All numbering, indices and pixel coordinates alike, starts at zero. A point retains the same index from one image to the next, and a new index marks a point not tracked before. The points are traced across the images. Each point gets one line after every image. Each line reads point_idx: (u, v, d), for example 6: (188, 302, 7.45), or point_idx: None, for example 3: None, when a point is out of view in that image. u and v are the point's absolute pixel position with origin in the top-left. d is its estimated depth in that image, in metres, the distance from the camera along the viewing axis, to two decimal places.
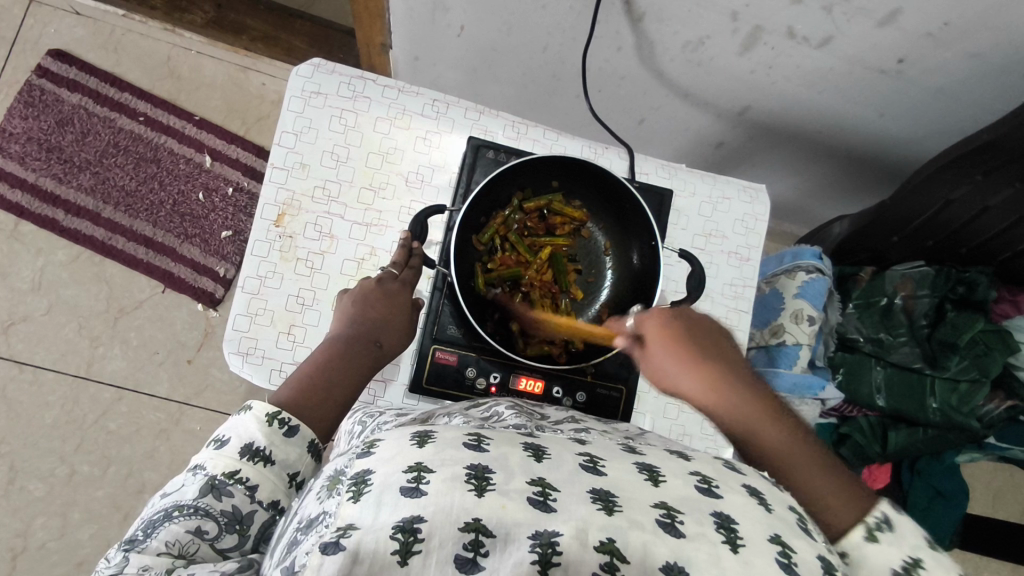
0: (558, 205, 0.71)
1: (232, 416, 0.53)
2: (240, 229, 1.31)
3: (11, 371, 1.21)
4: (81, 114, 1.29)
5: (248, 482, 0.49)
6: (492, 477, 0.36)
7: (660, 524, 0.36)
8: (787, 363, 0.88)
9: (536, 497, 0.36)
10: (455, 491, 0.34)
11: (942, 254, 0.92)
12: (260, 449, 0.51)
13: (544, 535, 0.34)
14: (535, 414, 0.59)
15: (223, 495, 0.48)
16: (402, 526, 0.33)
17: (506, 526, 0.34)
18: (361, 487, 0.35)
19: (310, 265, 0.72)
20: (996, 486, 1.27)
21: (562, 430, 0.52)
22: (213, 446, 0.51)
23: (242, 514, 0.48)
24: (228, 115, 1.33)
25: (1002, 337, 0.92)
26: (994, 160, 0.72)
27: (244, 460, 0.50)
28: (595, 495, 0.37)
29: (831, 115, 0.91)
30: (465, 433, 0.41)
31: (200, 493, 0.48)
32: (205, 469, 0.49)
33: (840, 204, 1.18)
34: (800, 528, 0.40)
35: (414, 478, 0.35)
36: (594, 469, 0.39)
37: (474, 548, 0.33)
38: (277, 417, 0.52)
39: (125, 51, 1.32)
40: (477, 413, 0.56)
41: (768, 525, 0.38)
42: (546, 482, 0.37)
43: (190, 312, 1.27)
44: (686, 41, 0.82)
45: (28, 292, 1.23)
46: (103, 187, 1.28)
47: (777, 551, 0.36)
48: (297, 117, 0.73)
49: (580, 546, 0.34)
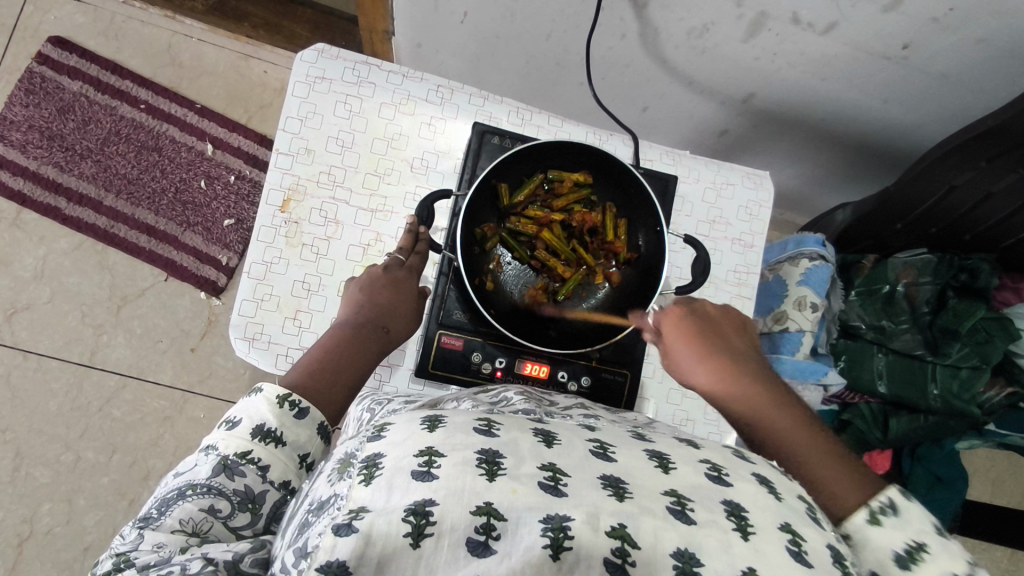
0: (556, 176, 0.70)
1: (243, 397, 0.53)
2: (242, 217, 1.31)
3: (16, 359, 1.21)
4: (82, 102, 1.28)
5: (259, 462, 0.49)
6: (502, 462, 0.37)
7: (670, 511, 0.37)
8: (791, 349, 0.87)
9: (547, 482, 0.36)
10: (466, 475, 0.35)
11: (945, 242, 0.93)
12: (271, 430, 0.51)
13: (556, 519, 0.34)
14: (544, 401, 0.59)
15: (236, 475, 0.48)
16: (414, 509, 0.33)
17: (517, 509, 0.35)
18: (372, 470, 0.36)
19: (315, 250, 0.72)
20: (995, 472, 1.28)
21: (570, 416, 0.52)
22: (225, 427, 0.51)
23: (255, 494, 0.48)
24: (230, 103, 1.33)
25: (1002, 324, 0.91)
26: (995, 148, 0.72)
27: (256, 441, 0.50)
28: (606, 481, 0.37)
29: (836, 103, 0.91)
30: (476, 418, 0.41)
31: (213, 472, 0.48)
32: (218, 449, 0.50)
33: (842, 192, 1.18)
34: (811, 517, 0.40)
35: (425, 462, 0.36)
36: (605, 456, 0.40)
37: (486, 532, 0.34)
38: (288, 399, 0.52)
39: (126, 38, 1.32)
40: (485, 398, 0.58)
41: (779, 513, 0.38)
42: (555, 467, 0.38)
43: (193, 301, 1.28)
44: (691, 28, 0.82)
45: (31, 280, 1.23)
46: (105, 175, 1.28)
47: (788, 539, 0.37)
48: (302, 103, 0.73)
49: (592, 532, 0.35)
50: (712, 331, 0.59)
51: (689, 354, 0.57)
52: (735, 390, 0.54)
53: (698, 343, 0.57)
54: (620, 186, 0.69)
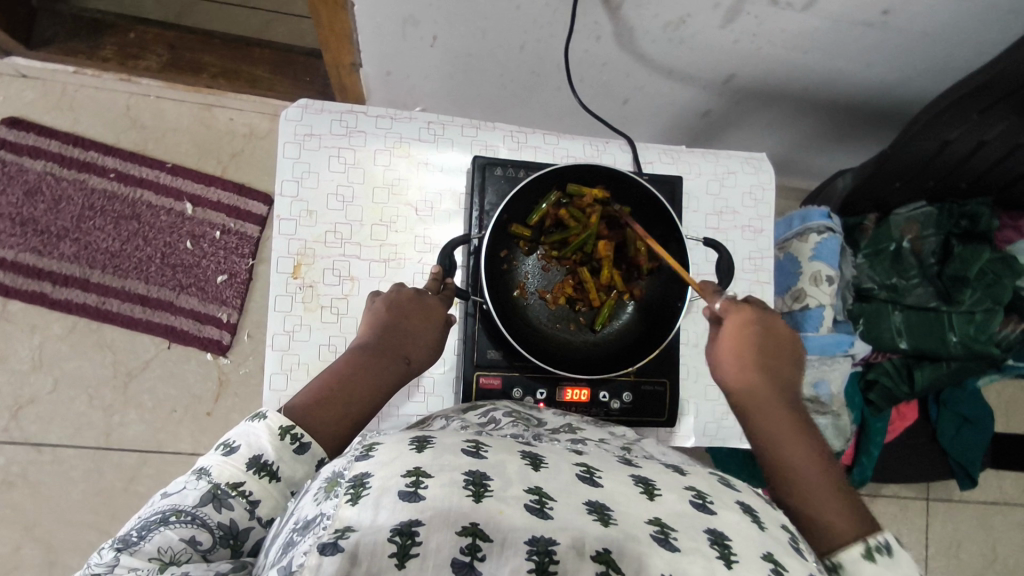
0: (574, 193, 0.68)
1: (243, 424, 0.53)
2: (235, 271, 1.28)
3: (30, 455, 1.18)
4: (48, 181, 1.24)
5: (250, 496, 0.48)
6: (489, 483, 0.37)
7: (655, 539, 0.37)
8: (814, 326, 0.90)
9: (533, 504, 0.37)
10: (454, 496, 0.35)
11: (942, 194, 0.94)
12: (267, 463, 0.50)
13: (541, 543, 0.35)
14: (533, 420, 0.59)
15: (224, 507, 0.47)
16: (400, 528, 0.33)
17: (503, 530, 0.35)
18: (359, 490, 0.35)
19: (335, 311, 0.71)
20: (1008, 396, 1.31)
21: (559, 440, 0.52)
22: (222, 452, 0.50)
23: (238, 530, 0.46)
24: (202, 156, 1.29)
25: (1007, 262, 0.94)
26: (990, 98, 0.73)
27: (250, 472, 0.49)
28: (591, 507, 0.38)
29: (816, 71, 0.91)
30: (464, 440, 0.42)
31: (201, 501, 0.47)
32: (210, 475, 0.48)
33: (827, 151, 1.19)
34: (792, 547, 0.43)
35: (412, 483, 0.36)
36: (591, 480, 0.41)
37: (471, 553, 0.34)
38: (288, 432, 0.52)
39: (81, 107, 1.27)
40: (474, 418, 0.57)
41: (762, 544, 0.40)
42: (542, 490, 0.38)
43: (200, 363, 1.25)
44: (668, 22, 0.81)
45: (30, 372, 1.20)
46: (87, 253, 1.24)
47: (771, 569, 0.38)
48: (295, 163, 0.71)
49: (577, 557, 0.35)
50: (772, 351, 0.62)
51: (730, 362, 0.62)
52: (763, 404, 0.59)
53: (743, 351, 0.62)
54: (632, 199, 0.69)
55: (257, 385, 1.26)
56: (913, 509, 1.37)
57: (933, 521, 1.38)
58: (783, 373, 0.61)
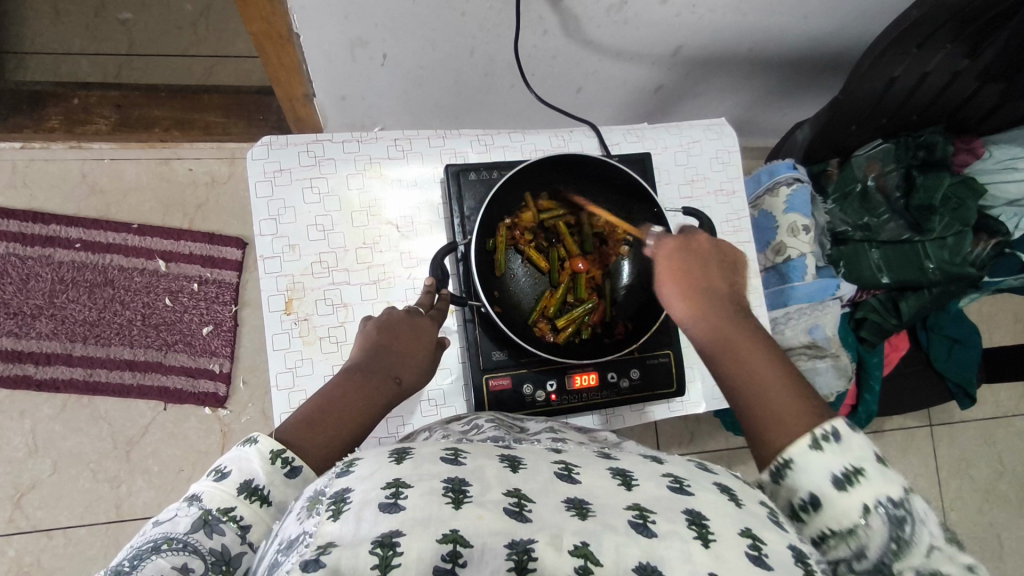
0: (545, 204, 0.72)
1: (236, 447, 0.51)
2: (219, 320, 1.26)
3: (41, 541, 1.15)
4: (13, 261, 1.21)
5: (241, 521, 0.47)
6: (468, 490, 0.38)
7: (632, 526, 0.38)
8: (798, 275, 0.95)
9: (512, 507, 0.38)
10: (433, 504, 0.36)
11: (897, 129, 0.98)
12: (258, 487, 0.48)
13: (520, 544, 0.35)
14: (514, 427, 0.60)
15: (215, 533, 0.45)
16: (381, 541, 0.34)
17: (482, 535, 0.35)
18: (340, 506, 0.36)
19: (334, 339, 0.71)
20: (986, 314, 1.36)
21: (540, 440, 0.54)
22: (213, 478, 0.49)
23: (231, 555, 0.45)
24: (168, 211, 1.26)
25: (967, 185, 1.00)
26: (926, 30, 0.76)
27: (241, 497, 0.48)
28: (570, 504, 0.39)
29: (758, 30, 0.93)
30: (442, 449, 0.43)
31: (192, 527, 0.45)
32: (201, 501, 0.47)
33: (780, 106, 1.23)
34: (772, 521, 0.44)
35: (392, 494, 0.37)
36: (569, 477, 0.42)
37: (452, 559, 0.34)
38: (280, 455, 0.50)
39: (35, 182, 1.23)
40: (458, 427, 0.58)
41: (739, 519, 0.41)
42: (521, 492, 0.39)
43: (200, 419, 1.23)
44: (610, 6, 0.82)
45: (27, 457, 1.17)
46: (66, 327, 1.22)
47: (748, 543, 0.39)
48: (270, 201, 0.71)
49: (555, 553, 0.35)
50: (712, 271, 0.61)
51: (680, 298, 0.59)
52: (711, 328, 0.57)
53: (691, 284, 0.60)
54: (605, 182, 0.71)
55: (262, 431, 1.24)
56: (918, 437, 1.41)
57: (940, 446, 1.42)
58: (730, 292, 0.60)
